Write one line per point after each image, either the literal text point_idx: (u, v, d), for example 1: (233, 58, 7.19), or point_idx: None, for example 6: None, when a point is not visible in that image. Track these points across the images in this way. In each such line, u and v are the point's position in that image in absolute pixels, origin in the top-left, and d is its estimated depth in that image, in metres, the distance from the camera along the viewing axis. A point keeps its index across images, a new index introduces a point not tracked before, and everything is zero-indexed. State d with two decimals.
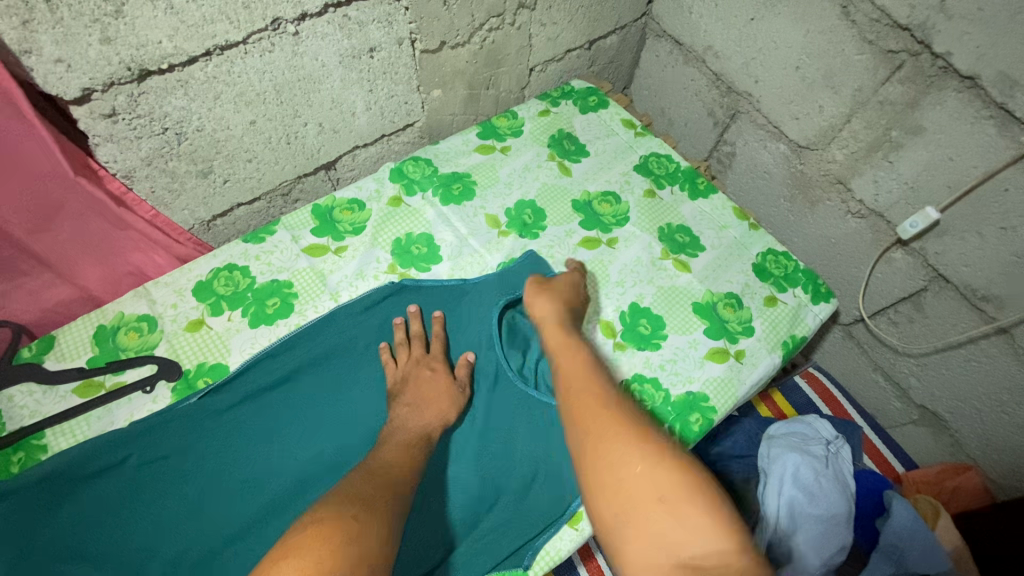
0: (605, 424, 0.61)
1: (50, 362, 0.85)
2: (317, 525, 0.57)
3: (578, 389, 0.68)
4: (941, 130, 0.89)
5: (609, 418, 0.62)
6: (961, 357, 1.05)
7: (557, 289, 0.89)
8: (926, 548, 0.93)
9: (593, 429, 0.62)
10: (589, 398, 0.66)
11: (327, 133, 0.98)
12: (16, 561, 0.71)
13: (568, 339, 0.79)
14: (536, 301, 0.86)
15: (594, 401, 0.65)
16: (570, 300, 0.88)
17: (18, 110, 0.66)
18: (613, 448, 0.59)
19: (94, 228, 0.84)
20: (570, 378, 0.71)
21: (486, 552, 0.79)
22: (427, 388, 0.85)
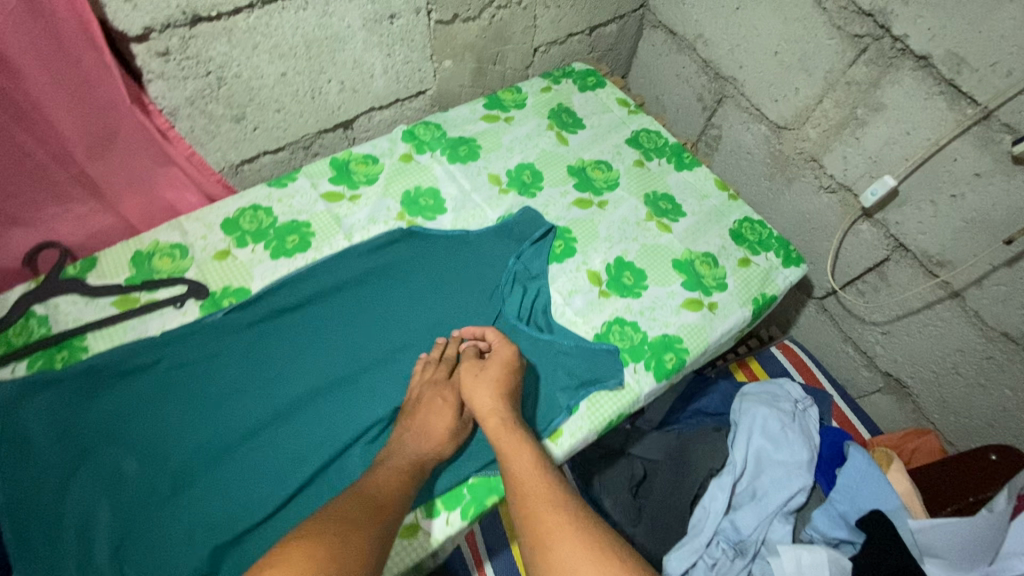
0: (558, 529, 0.67)
1: (92, 278, 0.95)
2: (299, 542, 0.61)
3: (526, 497, 0.72)
4: (899, 106, 0.99)
5: (559, 526, 0.67)
6: (919, 322, 1.14)
7: (491, 367, 0.88)
8: (878, 489, 1.01)
9: (546, 541, 0.67)
10: (542, 504, 0.70)
11: (347, 92, 1.09)
12: (62, 436, 0.81)
13: (510, 432, 0.80)
14: (474, 390, 0.85)
15: (545, 507, 0.70)
16: (514, 373, 0.88)
17: (92, 40, 0.78)
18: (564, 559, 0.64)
19: (141, 160, 0.96)
20: (519, 480, 0.74)
21: (475, 456, 0.87)
22: (439, 417, 0.84)
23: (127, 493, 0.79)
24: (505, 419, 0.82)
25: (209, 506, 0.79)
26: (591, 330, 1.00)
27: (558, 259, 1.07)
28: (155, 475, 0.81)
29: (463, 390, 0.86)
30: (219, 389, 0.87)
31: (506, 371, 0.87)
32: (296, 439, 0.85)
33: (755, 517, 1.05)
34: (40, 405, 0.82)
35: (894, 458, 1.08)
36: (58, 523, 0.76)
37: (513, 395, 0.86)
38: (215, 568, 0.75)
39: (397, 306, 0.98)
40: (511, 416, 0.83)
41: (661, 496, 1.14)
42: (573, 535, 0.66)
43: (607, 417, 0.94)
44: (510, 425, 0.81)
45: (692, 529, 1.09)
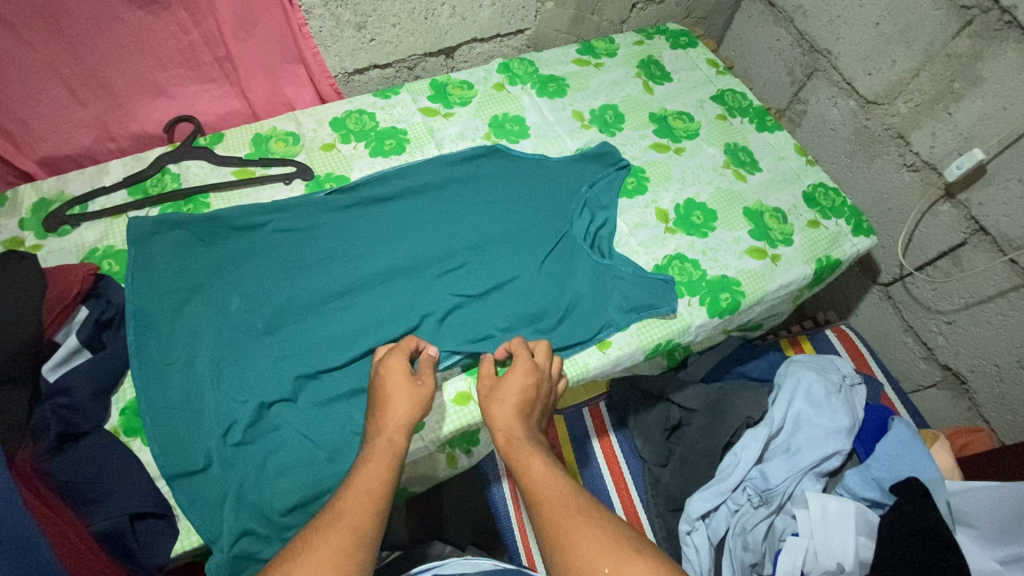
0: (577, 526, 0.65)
1: (218, 150, 1.09)
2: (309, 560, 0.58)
3: (538, 502, 0.69)
4: (1000, 80, 0.99)
5: (575, 528, 0.65)
6: (989, 312, 1.12)
7: (506, 387, 0.82)
8: (918, 460, 1.01)
9: (563, 542, 0.64)
10: (557, 512, 0.67)
11: (456, 18, 1.18)
12: (183, 269, 0.94)
13: (521, 444, 0.75)
14: (492, 409, 0.80)
15: (557, 512, 0.67)
16: (531, 386, 0.82)
17: None
18: (582, 555, 0.62)
19: (274, 52, 1.08)
20: (532, 487, 0.70)
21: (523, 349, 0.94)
22: (395, 404, 0.76)
23: (228, 323, 0.91)
24: (520, 432, 0.77)
25: (295, 347, 0.91)
26: (651, 261, 1.05)
27: (629, 193, 1.12)
28: (253, 314, 0.92)
29: (482, 409, 0.81)
30: (314, 255, 0.99)
31: (519, 389, 0.81)
32: (374, 305, 0.95)
33: (785, 469, 1.07)
34: (168, 240, 0.96)
35: (939, 437, 1.08)
36: (172, 337, 0.89)
37: (531, 409, 0.81)
38: (296, 396, 0.87)
39: (476, 210, 1.06)
40: (526, 429, 0.77)
41: (693, 440, 1.17)
42: (588, 537, 0.64)
43: (655, 339, 0.98)
44: (524, 438, 0.76)
45: (720, 473, 1.11)
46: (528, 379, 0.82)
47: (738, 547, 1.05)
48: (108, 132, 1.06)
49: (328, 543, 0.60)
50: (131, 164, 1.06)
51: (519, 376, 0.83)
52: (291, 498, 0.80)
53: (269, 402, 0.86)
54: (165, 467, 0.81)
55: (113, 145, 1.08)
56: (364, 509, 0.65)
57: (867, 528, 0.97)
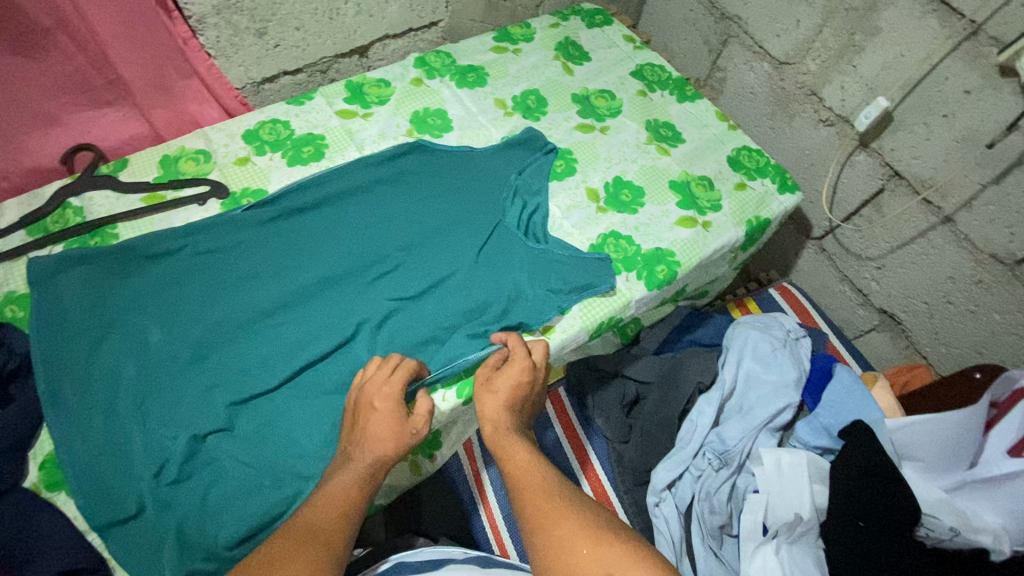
0: (558, 513, 0.66)
1: (123, 177, 1.03)
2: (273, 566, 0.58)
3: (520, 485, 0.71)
4: (895, 28, 1.01)
5: (552, 512, 0.66)
6: (913, 253, 1.16)
7: (501, 380, 0.84)
8: (861, 403, 1.04)
9: (544, 524, 0.65)
10: (537, 495, 0.69)
11: (363, 15, 1.15)
12: (95, 307, 0.88)
13: (508, 434, 0.79)
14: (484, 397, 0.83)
15: (541, 502, 0.68)
16: (523, 379, 0.84)
17: None
18: (562, 537, 0.63)
19: (170, 67, 1.03)
20: (516, 474, 0.73)
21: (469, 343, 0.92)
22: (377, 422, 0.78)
23: (150, 357, 0.86)
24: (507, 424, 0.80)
25: (225, 373, 0.86)
26: (586, 241, 1.04)
27: (558, 177, 1.12)
28: (176, 345, 0.87)
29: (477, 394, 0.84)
30: (237, 275, 0.94)
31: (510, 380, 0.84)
32: (306, 320, 0.92)
33: (740, 429, 1.09)
34: (73, 278, 0.89)
35: (879, 377, 1.12)
36: (88, 379, 0.83)
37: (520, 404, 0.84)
38: (232, 424, 0.83)
39: (405, 210, 1.04)
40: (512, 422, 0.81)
41: (652, 412, 1.17)
42: (563, 520, 0.65)
43: (598, 318, 0.98)
44: (510, 429, 0.79)
45: (680, 442, 1.12)
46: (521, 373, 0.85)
47: (705, 512, 1.05)
48: None
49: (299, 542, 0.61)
50: (27, 202, 0.98)
51: (514, 368, 0.85)
52: (238, 531, 0.76)
53: (203, 433, 0.81)
54: (94, 518, 0.75)
55: (7, 184, 1.01)
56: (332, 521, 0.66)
57: (820, 474, 0.99)
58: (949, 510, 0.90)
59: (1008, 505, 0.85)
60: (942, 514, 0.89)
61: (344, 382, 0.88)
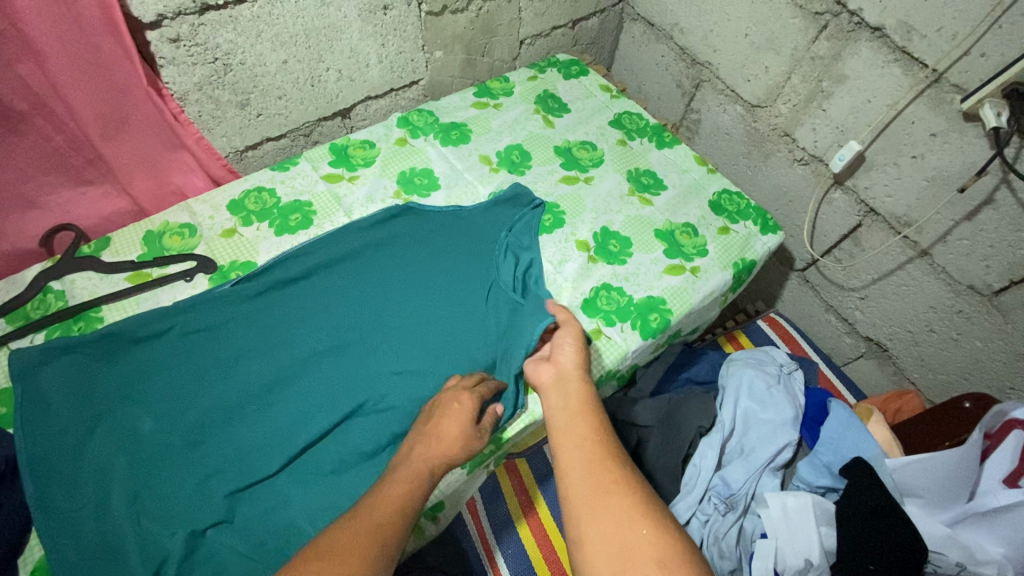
0: (617, 487, 0.70)
1: (106, 256, 1.01)
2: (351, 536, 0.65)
3: (580, 456, 0.75)
4: (860, 76, 1.06)
5: (612, 486, 0.70)
6: (893, 284, 1.20)
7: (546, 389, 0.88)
8: (859, 438, 1.05)
9: (604, 493, 0.70)
10: (597, 486, 0.71)
11: (344, 80, 1.16)
12: (81, 399, 0.85)
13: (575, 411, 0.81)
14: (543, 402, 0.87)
15: (603, 471, 0.72)
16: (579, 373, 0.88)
17: (122, 42, 0.85)
18: (621, 512, 0.68)
19: (152, 143, 1.02)
20: (579, 444, 0.76)
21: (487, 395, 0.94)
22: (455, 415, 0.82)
23: (142, 449, 0.83)
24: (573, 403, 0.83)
25: (223, 459, 0.84)
26: (579, 294, 1.05)
27: (547, 230, 1.13)
28: (169, 433, 0.85)
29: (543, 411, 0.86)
30: (229, 353, 0.92)
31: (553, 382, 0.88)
32: (302, 396, 0.90)
33: (743, 471, 1.09)
34: (56, 369, 0.86)
35: (873, 411, 1.14)
36: (78, 478, 0.80)
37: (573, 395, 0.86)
38: (232, 514, 0.81)
39: (397, 275, 1.03)
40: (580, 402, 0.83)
41: (655, 457, 1.17)
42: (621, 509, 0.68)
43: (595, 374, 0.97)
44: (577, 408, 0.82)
45: (685, 487, 1.12)
46: (574, 360, 0.90)
47: (715, 556, 1.05)
48: None
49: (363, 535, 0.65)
50: (5, 288, 0.96)
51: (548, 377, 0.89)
52: None
53: (202, 527, 0.78)
54: None
55: None
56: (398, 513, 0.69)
57: (826, 516, 1.00)
58: (955, 546, 0.91)
59: (1008, 536, 0.87)
60: (948, 550, 0.91)
61: (345, 461, 0.86)
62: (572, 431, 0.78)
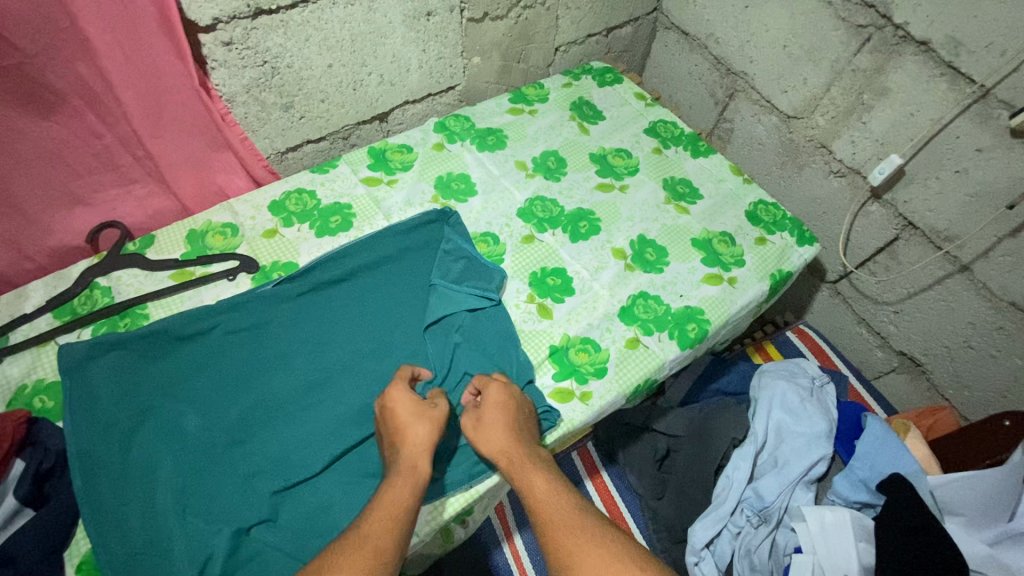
0: (580, 547, 0.64)
1: (151, 253, 1.02)
2: None
3: (540, 518, 0.69)
4: (903, 89, 1.05)
5: (576, 549, 0.64)
6: (931, 299, 1.19)
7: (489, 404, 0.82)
8: (896, 453, 1.04)
9: (568, 561, 0.63)
10: (562, 531, 0.66)
11: (385, 84, 1.17)
12: (127, 394, 0.86)
13: (523, 461, 0.75)
14: (477, 432, 0.79)
15: (564, 534, 0.66)
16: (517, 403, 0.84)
17: (177, 43, 0.87)
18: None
19: (199, 144, 1.03)
20: (534, 502, 0.70)
21: None
22: (412, 438, 0.75)
23: (187, 446, 0.84)
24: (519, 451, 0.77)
25: (266, 458, 0.85)
26: (617, 302, 1.05)
27: (583, 237, 1.14)
28: (213, 431, 0.86)
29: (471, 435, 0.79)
30: (272, 355, 0.94)
31: (506, 401, 0.83)
32: (344, 399, 0.91)
33: (777, 484, 1.08)
34: (104, 364, 0.87)
35: (911, 427, 1.13)
36: (125, 473, 0.81)
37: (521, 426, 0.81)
38: (276, 514, 0.81)
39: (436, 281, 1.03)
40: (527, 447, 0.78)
41: (685, 468, 1.17)
42: (595, 557, 0.63)
43: (634, 381, 0.97)
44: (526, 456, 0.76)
45: (716, 498, 1.10)
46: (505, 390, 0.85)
47: (746, 570, 1.03)
48: (23, 252, 0.97)
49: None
50: (53, 283, 0.98)
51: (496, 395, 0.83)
52: None
53: (248, 525, 0.79)
54: None
55: (31, 264, 1.00)
56: (388, 542, 0.64)
57: (864, 532, 0.98)
58: (995, 566, 0.91)
59: None
60: None
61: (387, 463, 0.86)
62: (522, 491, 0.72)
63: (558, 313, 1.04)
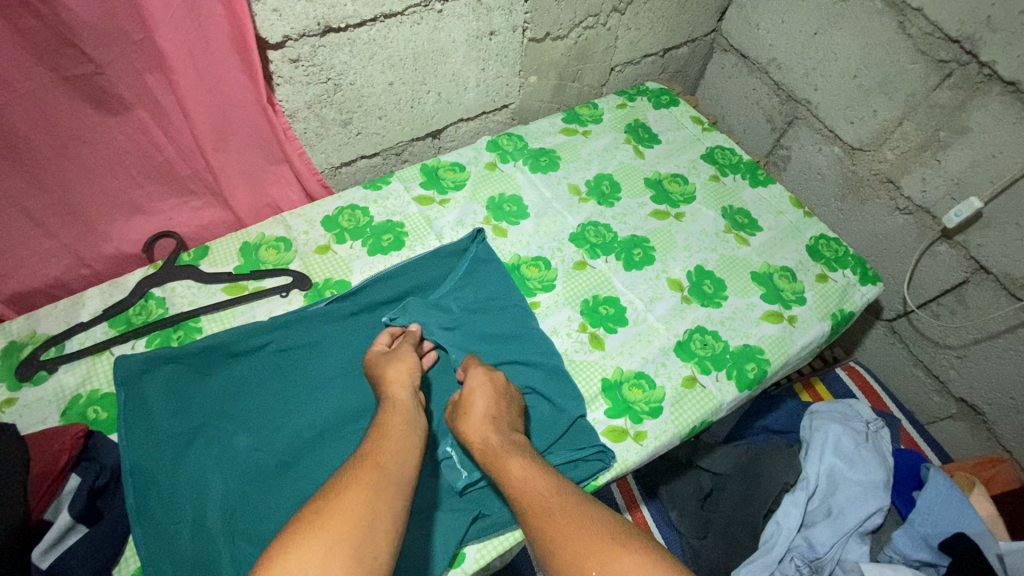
0: (561, 529, 0.68)
1: (204, 265, 1.02)
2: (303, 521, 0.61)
3: (524, 508, 0.72)
4: (985, 130, 1.01)
5: (558, 530, 0.68)
6: (1000, 347, 1.13)
7: (469, 396, 0.84)
8: (961, 512, 1.00)
9: (550, 544, 0.67)
10: (541, 518, 0.70)
11: (442, 103, 1.16)
12: (181, 410, 0.86)
13: (498, 453, 0.78)
14: (461, 422, 0.82)
15: (545, 520, 0.70)
16: (493, 394, 0.85)
17: (249, 63, 0.86)
18: (571, 554, 0.65)
19: (256, 158, 1.02)
20: (517, 492, 0.74)
21: (553, 427, 0.90)
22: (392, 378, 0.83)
23: (237, 467, 0.83)
24: (495, 442, 0.79)
25: (315, 484, 0.84)
26: (673, 337, 1.02)
27: (637, 265, 1.11)
28: (263, 452, 0.85)
29: (453, 426, 0.83)
30: (323, 375, 0.93)
31: (485, 389, 0.85)
32: None
33: (831, 535, 1.03)
34: (159, 379, 0.87)
35: (976, 483, 1.07)
36: (175, 492, 0.80)
37: (502, 412, 0.83)
38: None
39: (487, 304, 1.01)
40: (500, 437, 0.80)
41: (731, 510, 1.14)
42: (575, 537, 0.67)
43: (690, 424, 0.93)
44: (500, 447, 0.79)
45: (764, 544, 1.05)
46: (482, 395, 0.84)
47: None
48: (80, 258, 0.98)
49: (345, 511, 0.61)
50: (109, 291, 0.98)
51: (476, 384, 0.85)
52: None
53: None
54: None
55: (87, 271, 1.00)
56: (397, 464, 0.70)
57: None
58: None
59: None
60: None
61: (436, 497, 0.83)
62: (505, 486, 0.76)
63: (610, 345, 1.01)
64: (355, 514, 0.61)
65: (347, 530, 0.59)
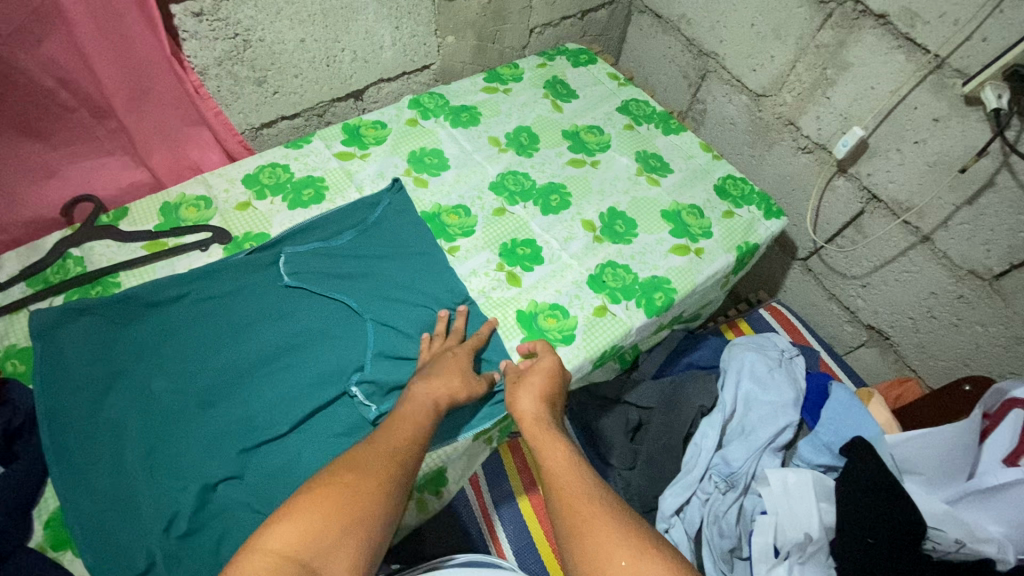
0: (594, 518, 0.66)
1: (123, 225, 1.03)
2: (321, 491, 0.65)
3: (563, 489, 0.71)
4: (864, 63, 1.08)
5: (590, 518, 0.67)
6: (896, 270, 1.21)
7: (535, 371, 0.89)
8: (858, 419, 1.08)
9: (580, 530, 0.66)
10: (580, 501, 0.69)
11: (359, 61, 1.19)
12: (99, 359, 0.87)
13: (546, 429, 0.81)
14: (515, 391, 0.87)
15: (581, 504, 0.68)
16: (555, 377, 0.89)
17: (148, 14, 0.88)
18: (600, 545, 0.63)
19: (172, 117, 1.04)
20: (552, 469, 0.74)
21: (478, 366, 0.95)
22: (445, 360, 0.88)
23: (156, 408, 0.85)
24: (546, 417, 0.83)
25: (235, 420, 0.86)
26: (584, 271, 1.07)
27: (554, 210, 1.16)
28: (181, 393, 0.87)
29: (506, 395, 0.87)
30: (242, 319, 0.95)
31: (551, 372, 0.89)
32: (312, 362, 0.92)
33: (745, 450, 1.10)
34: (76, 329, 0.88)
35: (874, 394, 1.16)
36: (93, 432, 0.82)
37: (555, 397, 0.87)
38: (243, 471, 0.82)
39: (401, 250, 1.05)
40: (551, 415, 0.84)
41: (655, 437, 1.18)
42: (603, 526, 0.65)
43: (600, 347, 0.99)
44: (549, 424, 0.82)
45: (686, 466, 1.12)
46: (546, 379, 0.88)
47: (715, 536, 1.04)
48: None
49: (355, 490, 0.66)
50: (26, 255, 0.98)
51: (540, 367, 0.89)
52: None
53: (214, 481, 0.80)
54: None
55: (3, 236, 1.00)
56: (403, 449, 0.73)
57: (826, 493, 1.01)
58: (954, 523, 0.91)
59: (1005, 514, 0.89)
60: (947, 527, 0.90)
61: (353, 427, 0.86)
62: (545, 462, 0.76)
63: (526, 282, 1.05)
64: (380, 496, 0.66)
65: (350, 506, 0.64)
